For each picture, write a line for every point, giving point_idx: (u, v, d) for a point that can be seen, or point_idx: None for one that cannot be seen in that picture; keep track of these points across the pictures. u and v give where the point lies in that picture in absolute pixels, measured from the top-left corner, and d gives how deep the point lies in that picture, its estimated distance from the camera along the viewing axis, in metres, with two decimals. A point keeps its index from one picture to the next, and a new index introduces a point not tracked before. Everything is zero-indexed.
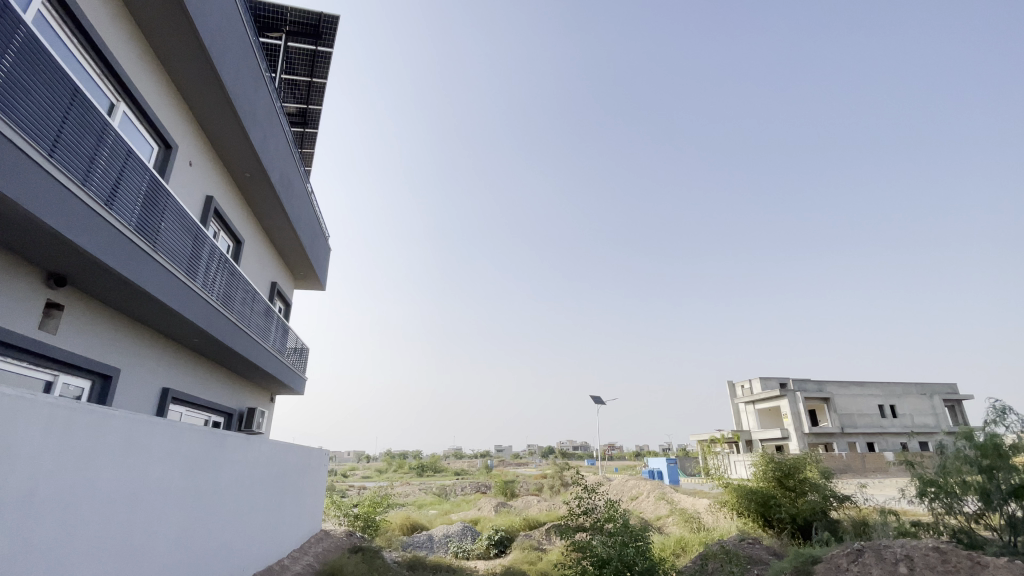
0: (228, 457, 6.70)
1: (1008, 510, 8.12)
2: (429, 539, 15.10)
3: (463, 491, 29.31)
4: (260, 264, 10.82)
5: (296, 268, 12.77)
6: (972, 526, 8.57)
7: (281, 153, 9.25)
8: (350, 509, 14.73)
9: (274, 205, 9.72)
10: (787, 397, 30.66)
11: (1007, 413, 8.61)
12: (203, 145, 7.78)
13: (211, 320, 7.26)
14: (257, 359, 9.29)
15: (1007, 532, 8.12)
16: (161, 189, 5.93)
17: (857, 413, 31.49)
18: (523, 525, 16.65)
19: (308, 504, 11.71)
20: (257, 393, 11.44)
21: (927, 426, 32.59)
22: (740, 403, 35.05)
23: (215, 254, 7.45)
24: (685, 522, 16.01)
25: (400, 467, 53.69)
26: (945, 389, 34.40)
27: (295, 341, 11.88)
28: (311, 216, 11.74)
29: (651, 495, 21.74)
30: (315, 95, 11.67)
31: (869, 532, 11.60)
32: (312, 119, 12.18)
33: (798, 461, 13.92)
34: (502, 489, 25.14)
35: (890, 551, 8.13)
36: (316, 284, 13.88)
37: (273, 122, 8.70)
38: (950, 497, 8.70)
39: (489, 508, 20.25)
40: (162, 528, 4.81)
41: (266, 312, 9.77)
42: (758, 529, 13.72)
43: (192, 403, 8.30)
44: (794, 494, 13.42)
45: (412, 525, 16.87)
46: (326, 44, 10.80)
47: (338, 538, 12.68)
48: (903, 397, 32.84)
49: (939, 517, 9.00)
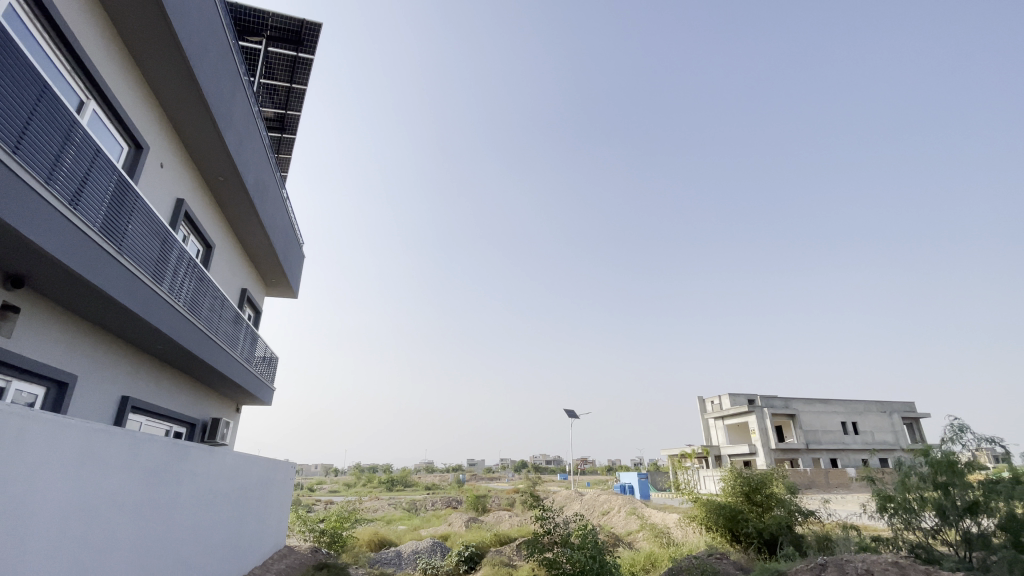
0: (189, 469, 6.44)
1: (963, 526, 8.43)
2: (397, 556, 14.75)
3: (434, 506, 28.76)
4: (231, 270, 10.54)
5: (268, 275, 12.50)
6: (929, 541, 8.87)
7: (257, 157, 9.07)
8: (316, 523, 14.29)
9: (248, 210, 9.53)
10: (755, 414, 31.27)
11: (965, 431, 8.85)
12: (176, 147, 7.60)
13: (176, 327, 7.01)
14: (224, 368, 8.99)
15: (963, 547, 8.41)
16: (129, 189, 5.74)
17: (821, 429, 32.37)
18: (494, 541, 16.45)
19: (272, 519, 11.29)
20: (222, 402, 11.06)
21: (886, 444, 33.72)
22: (709, 418, 35.57)
23: (184, 259, 7.23)
24: (655, 537, 16.08)
25: (369, 480, 52.48)
26: (903, 407, 35.70)
27: (264, 350, 11.58)
28: (285, 222, 11.52)
29: (622, 509, 21.78)
30: (294, 101, 11.54)
31: (832, 547, 11.85)
32: (289, 125, 12.02)
33: (765, 477, 14.15)
34: (472, 504, 24.85)
35: (852, 565, 8.31)
36: (288, 292, 13.59)
37: (250, 125, 8.54)
38: (908, 513, 9.05)
39: (459, 523, 19.98)
40: (118, 544, 4.58)
41: (234, 319, 9.49)
42: (726, 544, 13.88)
43: (154, 413, 7.99)
44: (761, 509, 13.64)
45: (380, 540, 16.48)
46: (307, 51, 10.72)
47: (303, 555, 12.26)
48: (864, 415, 33.94)
49: (898, 533, 9.32)
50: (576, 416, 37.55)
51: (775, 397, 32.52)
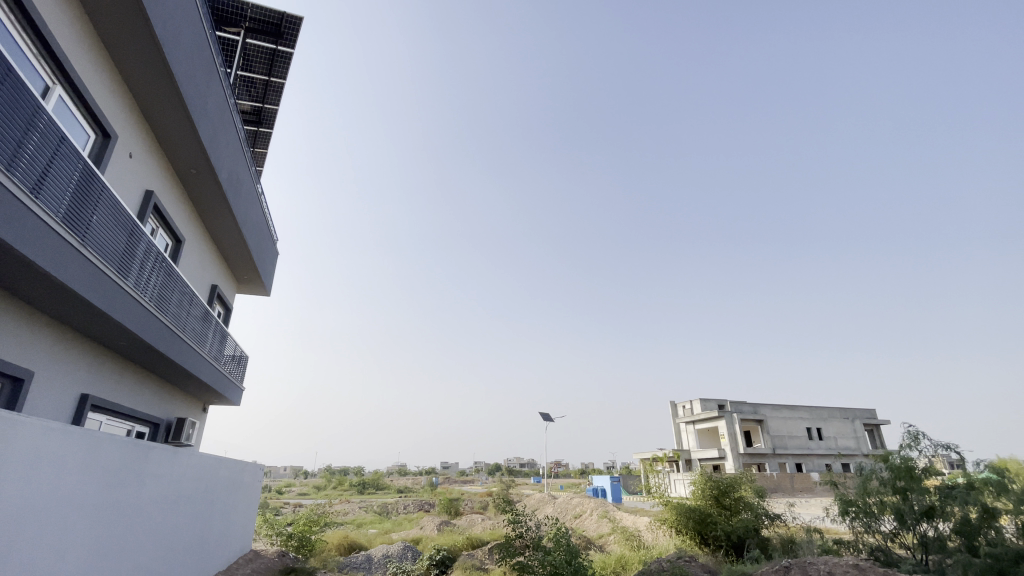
0: (151, 470, 6.20)
1: (920, 529, 8.73)
2: (367, 560, 14.49)
3: (406, 509, 28.40)
4: (201, 265, 10.23)
5: (240, 272, 12.18)
6: (889, 544, 9.21)
7: (232, 150, 8.83)
8: (284, 527, 13.94)
9: (221, 205, 9.26)
10: (725, 419, 31.90)
11: (921, 437, 9.16)
12: (146, 137, 7.33)
13: (141, 323, 6.75)
14: (191, 366, 8.71)
15: (919, 550, 8.72)
16: (95, 179, 5.50)
17: (787, 435, 33.23)
18: (466, 545, 16.34)
19: (238, 523, 10.95)
20: (188, 402, 10.72)
21: (848, 449, 34.82)
22: (680, 423, 36.13)
23: (151, 253, 6.98)
24: (626, 540, 16.24)
25: (340, 483, 51.57)
26: (865, 414, 36.96)
27: (234, 349, 11.27)
28: (259, 218, 11.24)
29: (594, 513, 21.91)
30: (272, 95, 11.28)
31: (797, 549, 12.16)
32: (266, 119, 11.75)
33: (734, 480, 14.44)
34: (445, 507, 24.67)
35: (815, 568, 8.53)
36: (261, 290, 13.27)
37: (225, 118, 8.32)
38: (869, 516, 9.39)
39: (431, 527, 19.79)
40: (74, 547, 4.37)
41: (203, 316, 9.20)
42: (695, 547, 14.11)
43: (115, 412, 7.66)
44: (729, 512, 13.89)
45: (350, 545, 16.18)
46: (286, 44, 10.50)
47: (269, 559, 11.94)
48: (828, 421, 34.98)
49: (859, 535, 9.69)
50: (550, 420, 37.69)
51: (744, 403, 33.26)
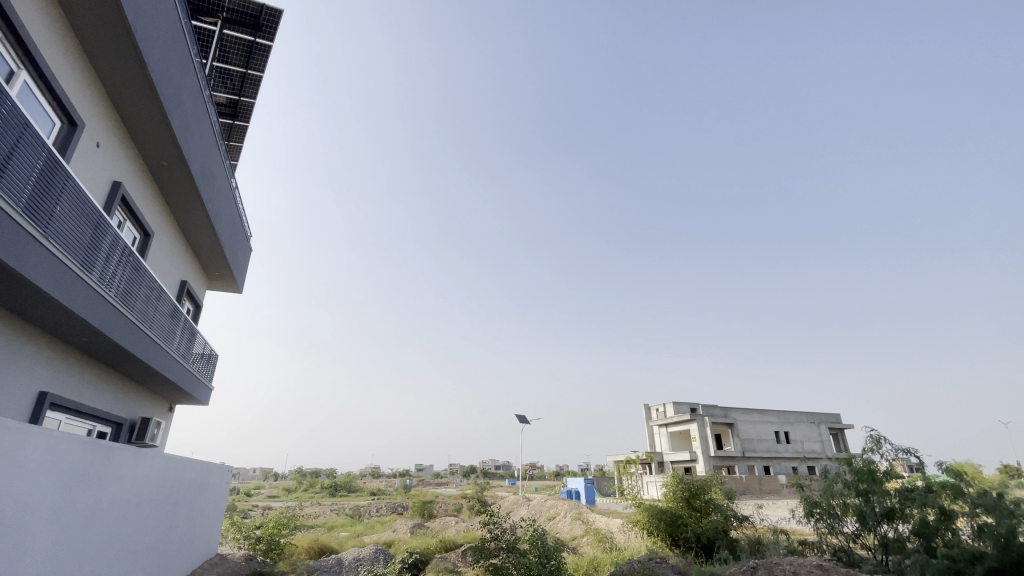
0: (113, 472, 5.99)
1: (881, 530, 9.04)
2: (338, 563, 14.24)
3: (379, 512, 28.03)
4: (170, 260, 9.91)
5: (211, 268, 11.85)
6: (851, 545, 9.52)
7: (206, 142, 8.59)
8: (252, 530, 13.60)
9: (193, 199, 9.01)
10: (696, 422, 32.48)
11: (882, 441, 9.53)
12: (115, 126, 7.08)
13: (106, 319, 6.50)
14: (158, 365, 8.43)
15: (880, 550, 9.04)
16: (59, 168, 5.28)
17: (756, 438, 34.03)
18: (439, 548, 16.22)
19: (204, 525, 10.65)
20: (154, 401, 10.36)
21: (814, 452, 35.87)
22: (653, 425, 36.61)
23: (118, 246, 6.73)
24: (599, 542, 16.39)
25: (310, 485, 50.62)
26: (830, 418, 38.13)
27: (203, 347, 10.96)
28: (233, 213, 10.96)
29: (568, 515, 22.05)
30: (249, 88, 11.04)
31: (763, 550, 12.46)
32: (242, 112, 11.49)
33: (704, 483, 14.72)
34: (419, 509, 24.46)
35: (780, 568, 8.75)
36: (232, 286, 12.93)
37: (199, 109, 8.09)
38: (832, 518, 9.70)
39: (404, 529, 19.57)
40: (32, 549, 4.20)
41: (171, 312, 8.91)
42: (666, 548, 14.31)
43: (74, 411, 7.34)
44: (699, 514, 14.14)
45: (320, 548, 15.88)
46: (265, 37, 10.29)
47: (236, 563, 11.62)
48: (795, 424, 35.98)
49: (823, 537, 10.00)
50: (526, 422, 37.80)
51: (715, 406, 33.91)
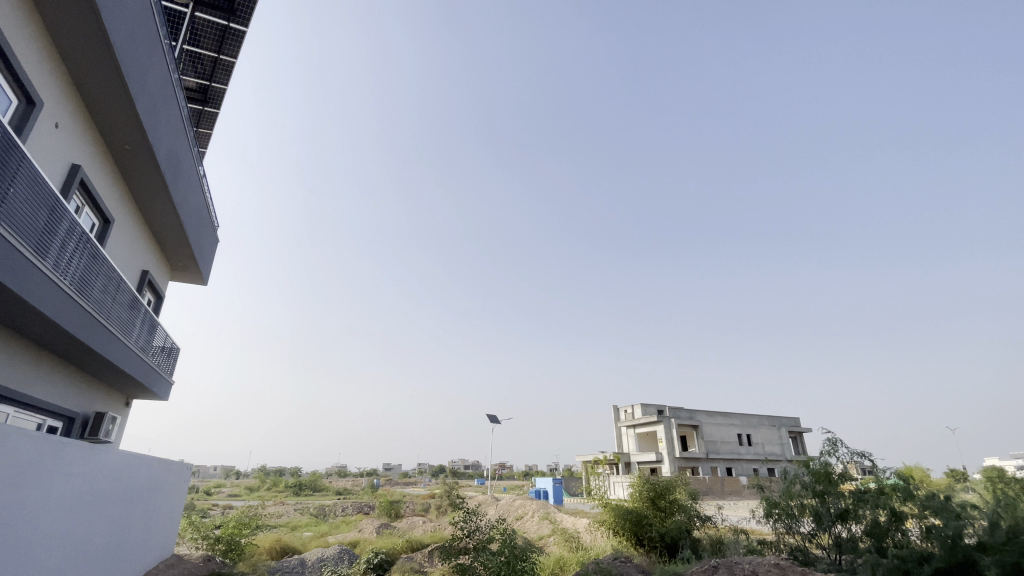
0: (64, 468, 5.69)
1: (835, 530, 9.41)
2: (301, 564, 13.92)
3: (343, 512, 27.50)
4: (131, 248, 9.51)
5: (175, 259, 11.42)
6: (806, 544, 9.86)
7: (173, 128, 8.27)
8: (211, 530, 13.18)
9: (157, 186, 8.66)
10: (663, 423, 33.09)
11: (839, 445, 9.92)
12: (75, 107, 6.74)
13: (59, 309, 6.18)
14: (114, 358, 8.07)
15: (833, 550, 9.39)
16: (14, 148, 5.00)
17: (720, 440, 34.91)
18: (405, 548, 16.06)
19: (160, 525, 10.26)
20: (109, 395, 9.93)
21: (774, 455, 37.03)
22: (621, 426, 37.09)
23: (75, 232, 6.41)
24: (565, 541, 16.52)
25: (274, 483, 49.42)
26: (790, 422, 39.44)
27: (164, 340, 10.56)
28: (200, 202, 10.59)
29: (535, 514, 22.17)
30: (220, 73, 10.69)
31: (724, 549, 12.80)
32: (212, 98, 11.14)
33: (669, 483, 15.02)
34: (385, 509, 24.15)
35: (740, 567, 8.99)
36: (197, 278, 12.49)
37: (167, 93, 7.79)
38: (790, 518, 10.03)
39: (370, 529, 19.32)
40: None
41: (131, 303, 8.55)
42: (630, 547, 14.53)
43: (23, 404, 6.96)
44: (664, 514, 14.41)
45: (282, 548, 15.50)
46: (239, 22, 9.89)
47: (193, 564, 11.24)
48: (757, 427, 37.07)
49: (780, 536, 10.32)
50: (496, 421, 37.78)
51: (682, 408, 34.61)
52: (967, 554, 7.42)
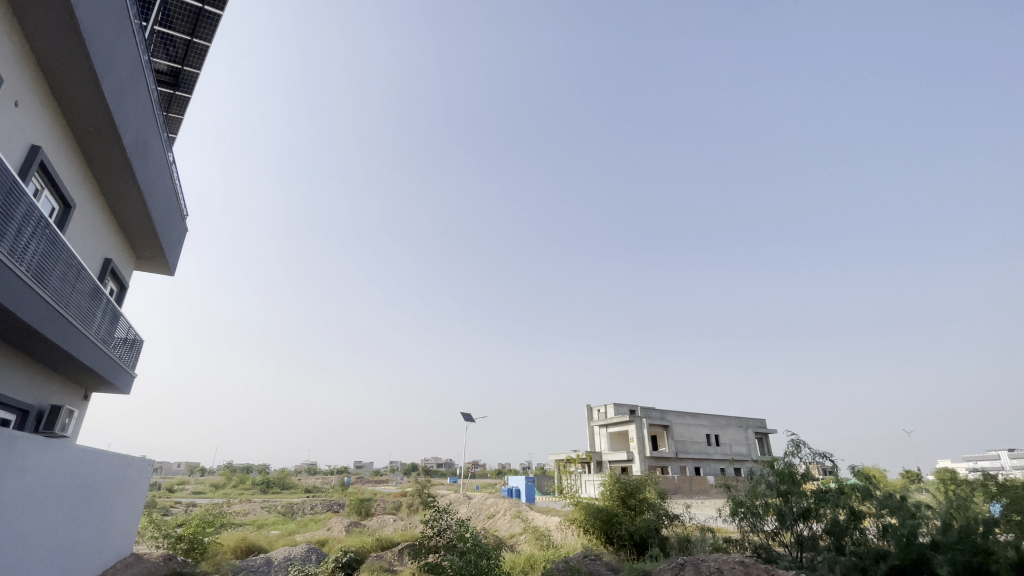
0: (15, 464, 5.39)
1: (797, 529, 9.69)
2: (266, 563, 13.59)
3: (312, 510, 27.00)
4: (93, 235, 9.12)
5: (140, 247, 10.99)
6: (770, 542, 10.12)
7: (141, 111, 7.95)
8: (173, 529, 12.76)
9: (123, 172, 8.32)
10: (635, 423, 33.54)
11: (802, 446, 10.22)
12: (37, 85, 6.42)
13: (14, 296, 5.88)
14: (73, 348, 7.72)
15: (795, 547, 9.68)
16: None
17: (689, 440, 35.59)
18: (375, 546, 15.87)
19: (118, 523, 9.87)
20: (67, 388, 9.51)
21: (740, 455, 37.96)
22: (594, 426, 37.41)
23: (33, 216, 6.10)
24: (536, 539, 16.58)
25: (240, 481, 48.27)
26: (757, 423, 40.51)
27: (126, 331, 10.16)
28: (168, 189, 10.21)
29: (507, 513, 22.20)
30: (193, 57, 10.34)
31: (691, 547, 13.05)
32: (184, 82, 10.77)
33: (640, 482, 15.23)
34: (355, 508, 23.83)
35: (706, 564, 9.16)
36: (163, 268, 12.04)
37: (136, 75, 7.47)
38: (755, 517, 10.28)
39: (339, 528, 19.02)
40: None
41: (92, 292, 8.20)
42: (600, 545, 14.67)
43: None
44: (633, 513, 14.58)
45: (248, 547, 15.12)
46: (214, 4, 9.56)
47: (153, 564, 10.85)
48: (725, 428, 37.95)
49: (745, 534, 10.58)
50: (470, 419, 37.67)
51: (653, 409, 35.16)
52: (921, 553, 7.71)
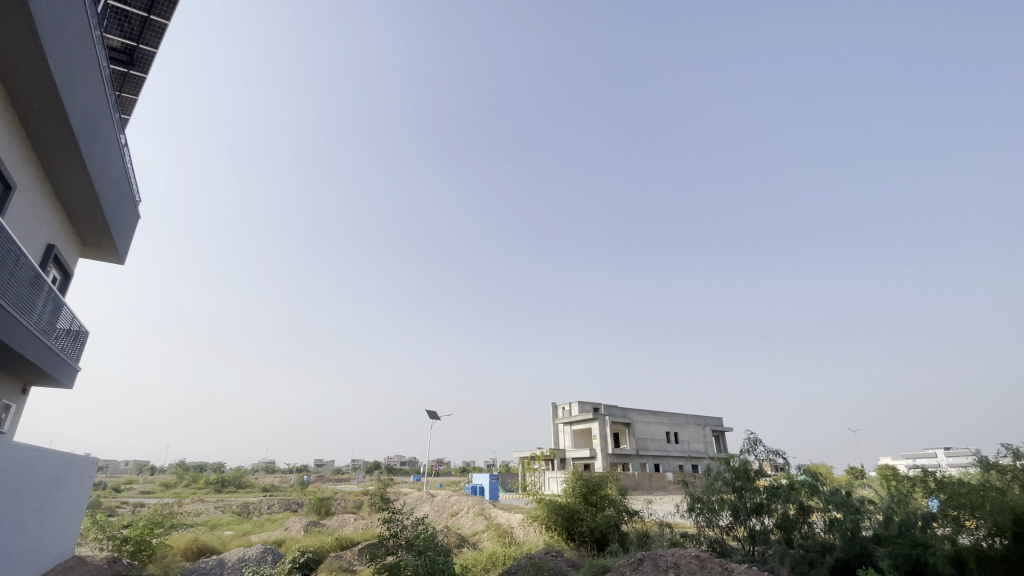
0: None
1: (750, 523, 10.03)
2: (219, 565, 13.08)
3: (270, 510, 26.23)
4: (36, 220, 8.56)
5: (86, 234, 10.37)
6: (724, 536, 10.44)
7: (92, 90, 7.50)
8: (118, 530, 12.14)
9: (70, 153, 7.82)
10: (598, 421, 34.02)
11: (757, 443, 10.55)
12: None
13: None
14: (10, 339, 7.22)
15: (748, 541, 10.01)
16: None
17: (649, 438, 36.43)
18: (334, 546, 15.55)
19: (59, 524, 9.31)
20: (3, 382, 8.91)
21: (698, 452, 39.13)
22: (559, 423, 37.70)
23: None
24: (498, 536, 16.62)
25: (193, 480, 46.43)
26: (714, 421, 41.86)
27: (70, 322, 9.58)
28: (119, 173, 9.68)
29: (470, 511, 22.14)
30: (150, 36, 9.81)
31: (649, 542, 13.33)
32: (139, 61, 10.22)
33: (602, 479, 15.46)
34: (315, 506, 23.30)
35: (663, 559, 9.35)
36: (112, 256, 11.42)
37: (86, 52, 7.04)
38: (711, 512, 10.55)
39: (297, 528, 18.54)
40: None
41: (33, 280, 7.69)
42: (562, 542, 14.82)
43: None
44: (595, 509, 14.79)
45: (200, 548, 14.55)
46: None
47: (97, 567, 10.30)
48: (684, 426, 39.03)
49: (701, 529, 10.86)
50: (435, 416, 37.31)
51: (616, 407, 35.79)
52: (863, 546, 8.19)
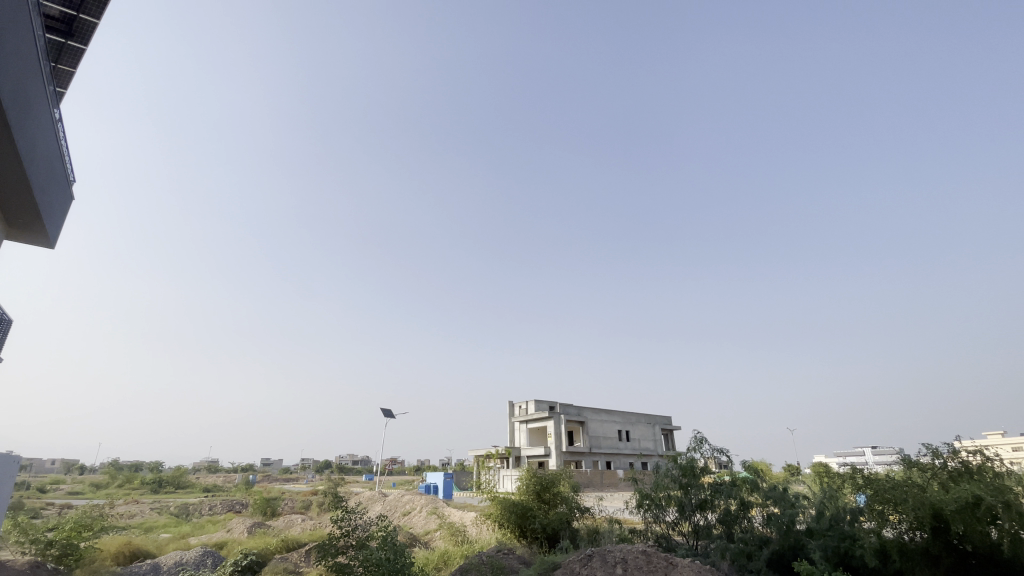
0: None
1: (694, 518, 10.43)
2: (153, 570, 12.38)
3: (211, 511, 25.11)
4: None
5: (13, 215, 9.60)
6: (669, 532, 10.81)
7: (24, 61, 6.94)
8: (43, 533, 11.33)
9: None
10: (553, 419, 34.43)
11: (703, 442, 11.00)
12: None
13: None
14: None
15: (692, 536, 10.39)
16: None
17: (601, 436, 37.24)
18: (279, 547, 15.04)
19: None
20: None
21: (647, 450, 40.27)
22: (514, 422, 37.87)
23: None
24: (450, 535, 16.54)
25: (127, 480, 43.83)
26: (663, 420, 43.23)
27: None
28: (52, 151, 8.99)
29: (423, 510, 21.94)
30: (91, 5, 9.15)
31: (599, 539, 13.64)
32: (79, 31, 9.52)
33: (555, 477, 15.67)
34: (260, 507, 22.46)
35: (612, 555, 9.56)
36: (41, 239, 10.61)
37: (18, 20, 6.49)
38: (658, 508, 10.88)
39: (241, 529, 17.85)
40: None
41: None
42: (513, 539, 14.92)
43: None
44: (547, 506, 14.98)
45: (132, 552, 13.73)
46: None
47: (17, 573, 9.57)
48: (635, 425, 40.10)
49: (648, 525, 11.16)
50: (389, 414, 36.64)
51: (571, 405, 36.37)
52: (797, 538, 8.69)
